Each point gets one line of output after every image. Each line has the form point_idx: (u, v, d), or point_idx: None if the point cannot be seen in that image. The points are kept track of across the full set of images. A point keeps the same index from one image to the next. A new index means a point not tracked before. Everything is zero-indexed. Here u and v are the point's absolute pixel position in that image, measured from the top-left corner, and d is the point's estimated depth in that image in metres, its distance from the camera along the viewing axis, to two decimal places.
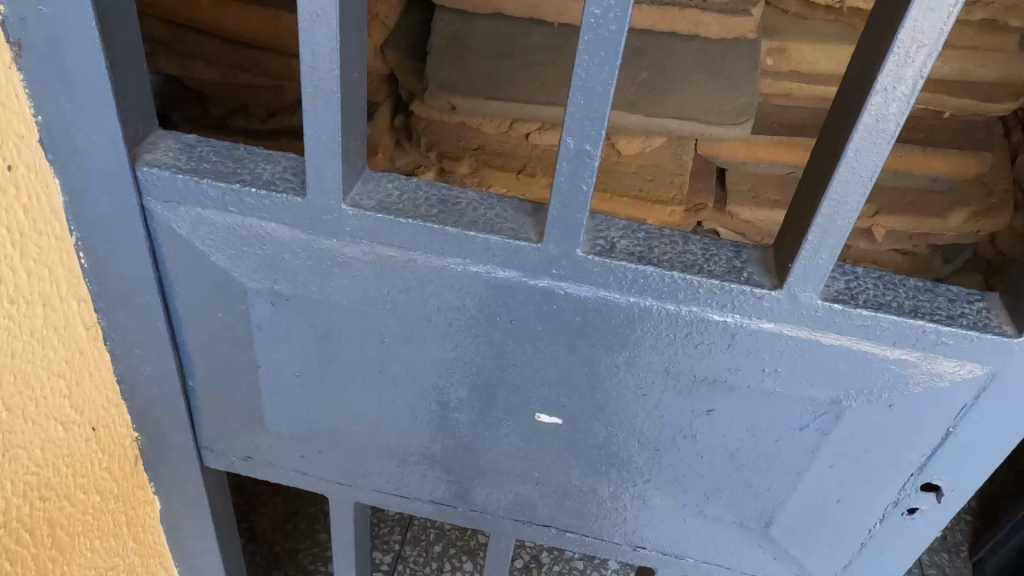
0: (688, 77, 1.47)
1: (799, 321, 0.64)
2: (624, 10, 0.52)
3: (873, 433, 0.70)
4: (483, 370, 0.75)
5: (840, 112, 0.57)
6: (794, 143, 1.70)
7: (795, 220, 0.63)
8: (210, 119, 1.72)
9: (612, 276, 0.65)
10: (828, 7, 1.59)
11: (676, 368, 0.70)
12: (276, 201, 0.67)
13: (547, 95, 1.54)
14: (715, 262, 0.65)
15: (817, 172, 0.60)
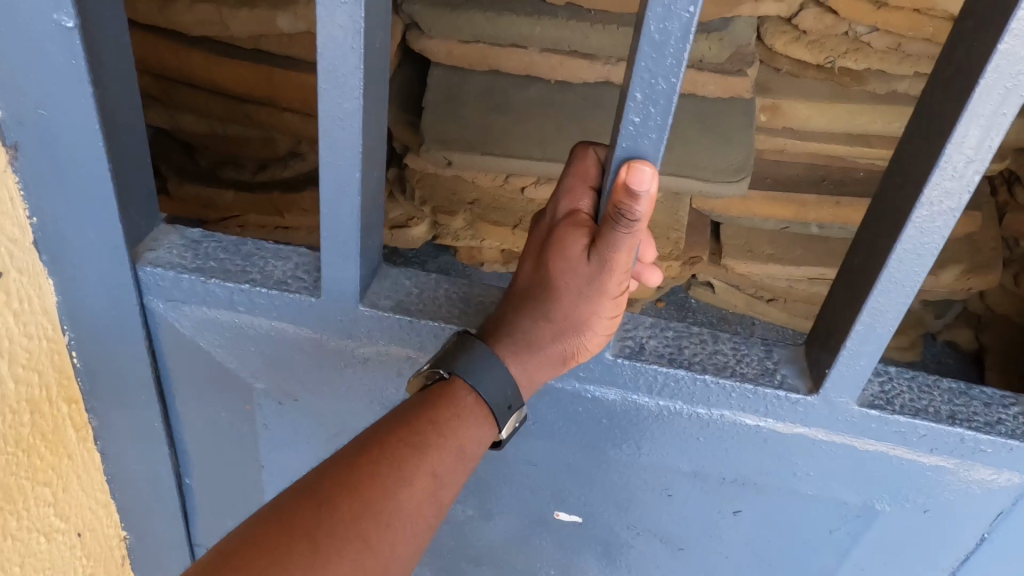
0: (685, 135, 1.48)
1: (834, 425, 0.72)
2: (664, 118, 0.58)
3: (898, 534, 0.79)
4: (512, 473, 0.86)
5: (882, 221, 0.64)
6: (786, 200, 1.74)
7: (833, 322, 0.70)
8: (197, 169, 1.76)
9: (643, 377, 0.74)
10: (819, 66, 1.58)
11: (713, 478, 0.79)
12: (290, 300, 0.75)
13: (545, 152, 1.54)
14: (750, 364, 0.74)
15: (857, 278, 0.67)
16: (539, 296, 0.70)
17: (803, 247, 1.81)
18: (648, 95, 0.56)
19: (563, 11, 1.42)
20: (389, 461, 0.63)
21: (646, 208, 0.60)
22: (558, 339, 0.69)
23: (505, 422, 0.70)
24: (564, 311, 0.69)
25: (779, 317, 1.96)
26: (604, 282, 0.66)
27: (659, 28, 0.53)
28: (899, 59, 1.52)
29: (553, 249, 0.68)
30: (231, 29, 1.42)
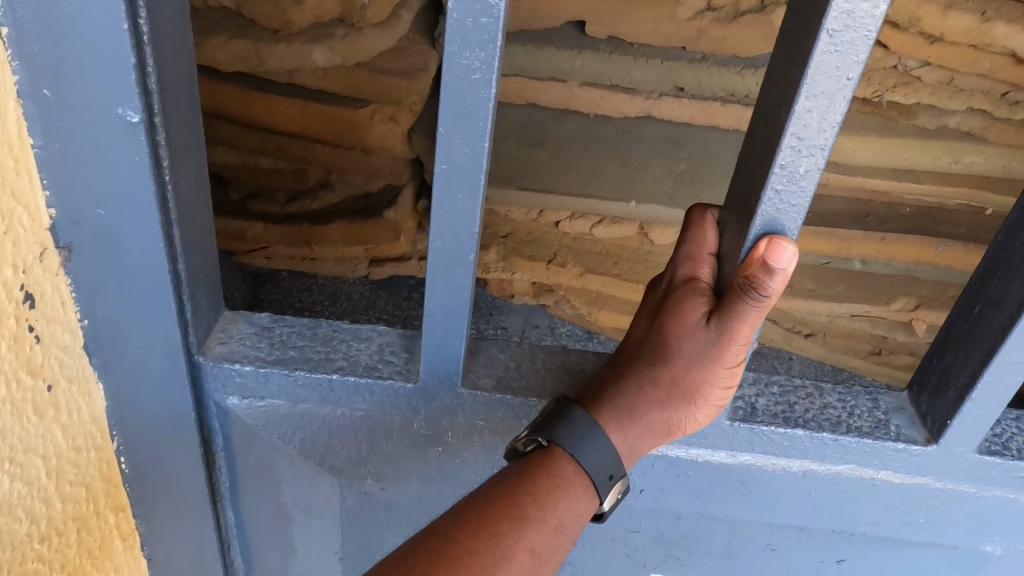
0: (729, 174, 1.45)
1: (955, 471, 0.87)
2: (809, 186, 0.66)
3: (1001, 568, 0.97)
4: (633, 544, 1.01)
5: (996, 303, 0.78)
6: (830, 235, 1.68)
7: (960, 364, 0.82)
8: (229, 203, 1.84)
9: (760, 434, 0.86)
10: (865, 99, 1.54)
11: (816, 531, 0.95)
12: (386, 385, 0.84)
13: (584, 188, 1.51)
14: (864, 418, 0.87)
15: (983, 332, 0.79)
16: (653, 360, 0.78)
17: (845, 283, 1.77)
18: (790, 158, 0.64)
19: (604, 45, 1.37)
20: (493, 534, 0.70)
21: (780, 286, 0.69)
22: (664, 400, 0.77)
23: (604, 492, 0.76)
24: (675, 373, 0.77)
25: (817, 351, 1.93)
26: (719, 350, 0.74)
27: (809, 106, 0.61)
28: (951, 93, 1.49)
29: (676, 312, 0.76)
30: (267, 64, 1.38)
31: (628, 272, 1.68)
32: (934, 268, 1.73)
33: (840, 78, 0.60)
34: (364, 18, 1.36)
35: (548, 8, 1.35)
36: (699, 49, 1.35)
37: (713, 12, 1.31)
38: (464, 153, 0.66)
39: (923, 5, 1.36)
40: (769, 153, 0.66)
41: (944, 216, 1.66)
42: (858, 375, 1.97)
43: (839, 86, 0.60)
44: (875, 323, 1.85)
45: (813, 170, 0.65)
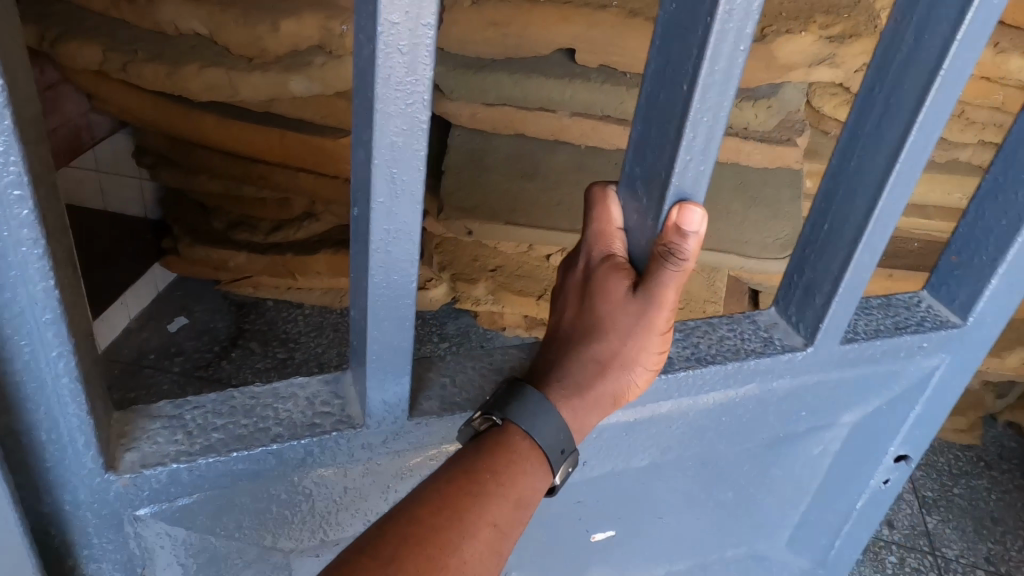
0: (728, 206, 1.38)
1: (825, 365, 0.82)
2: (716, 143, 0.57)
3: (868, 431, 0.93)
4: (551, 515, 0.80)
5: (848, 191, 0.72)
6: None
7: (812, 273, 0.77)
8: (214, 231, 1.83)
9: (680, 382, 0.76)
10: None
11: (727, 446, 0.85)
12: (337, 440, 0.64)
13: (571, 223, 1.42)
14: (753, 339, 0.80)
15: (830, 235, 0.75)
16: (580, 345, 0.64)
17: None
18: (694, 131, 0.55)
19: (596, 74, 1.31)
20: (451, 506, 0.55)
21: (695, 246, 0.58)
22: (604, 385, 0.63)
23: (558, 468, 0.62)
24: (609, 353, 0.63)
25: None
26: (653, 317, 0.61)
27: (714, 71, 0.52)
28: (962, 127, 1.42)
29: (600, 290, 0.63)
30: (241, 95, 1.32)
31: None
32: None
33: (739, 32, 0.51)
34: (343, 46, 1.27)
35: (535, 40, 1.27)
36: None
37: None
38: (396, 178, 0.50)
39: None
40: (670, 127, 0.57)
41: None
42: None
43: (735, 59, 0.52)
44: None
45: (714, 137, 0.56)
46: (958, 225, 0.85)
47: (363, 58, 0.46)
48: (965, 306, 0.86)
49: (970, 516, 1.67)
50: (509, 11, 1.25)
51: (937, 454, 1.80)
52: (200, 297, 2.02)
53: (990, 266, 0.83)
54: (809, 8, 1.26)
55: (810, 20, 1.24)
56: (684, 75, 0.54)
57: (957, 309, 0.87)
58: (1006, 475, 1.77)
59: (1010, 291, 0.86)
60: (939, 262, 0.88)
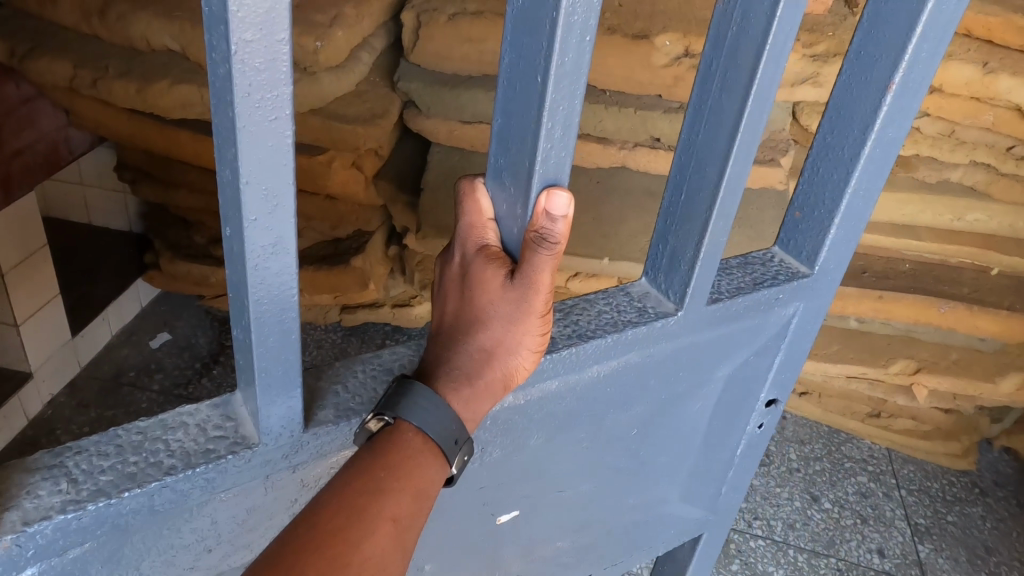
0: None
1: (692, 327, 0.76)
2: (573, 115, 0.52)
3: (739, 384, 0.87)
4: (445, 509, 0.71)
5: (704, 149, 0.65)
6: None
7: (675, 238, 0.70)
8: (194, 246, 1.79)
9: (563, 363, 0.69)
10: None
11: (616, 412, 0.77)
12: (231, 465, 0.55)
13: None
14: (628, 310, 0.73)
15: (688, 196, 0.68)
16: (464, 337, 0.59)
17: (840, 342, 1.64)
18: (553, 119, 0.52)
19: None
20: (349, 507, 0.52)
21: (566, 230, 0.55)
22: (494, 376, 0.60)
23: (454, 459, 0.58)
24: (495, 343, 0.59)
25: (812, 411, 1.84)
26: (532, 302, 0.57)
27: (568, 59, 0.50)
28: (951, 146, 1.43)
29: (476, 282, 0.58)
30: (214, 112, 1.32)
31: None
32: (934, 329, 1.61)
33: (585, 26, 0.49)
34: (316, 62, 1.26)
35: None
36: (675, 97, 1.25)
37: (691, 58, 1.21)
38: (261, 188, 0.44)
39: None
40: (529, 113, 0.53)
41: (946, 272, 1.59)
42: (856, 437, 1.83)
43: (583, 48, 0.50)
44: (873, 386, 1.69)
45: (572, 122, 0.53)
46: (801, 178, 0.77)
47: (222, 77, 0.41)
48: (812, 255, 0.79)
49: (963, 544, 1.63)
50: (486, 27, 1.22)
51: (931, 479, 1.75)
52: (183, 312, 1.98)
53: (830, 220, 0.76)
54: None
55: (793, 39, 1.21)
56: (538, 65, 0.50)
57: (805, 259, 0.80)
58: (1001, 501, 1.73)
59: (854, 239, 0.79)
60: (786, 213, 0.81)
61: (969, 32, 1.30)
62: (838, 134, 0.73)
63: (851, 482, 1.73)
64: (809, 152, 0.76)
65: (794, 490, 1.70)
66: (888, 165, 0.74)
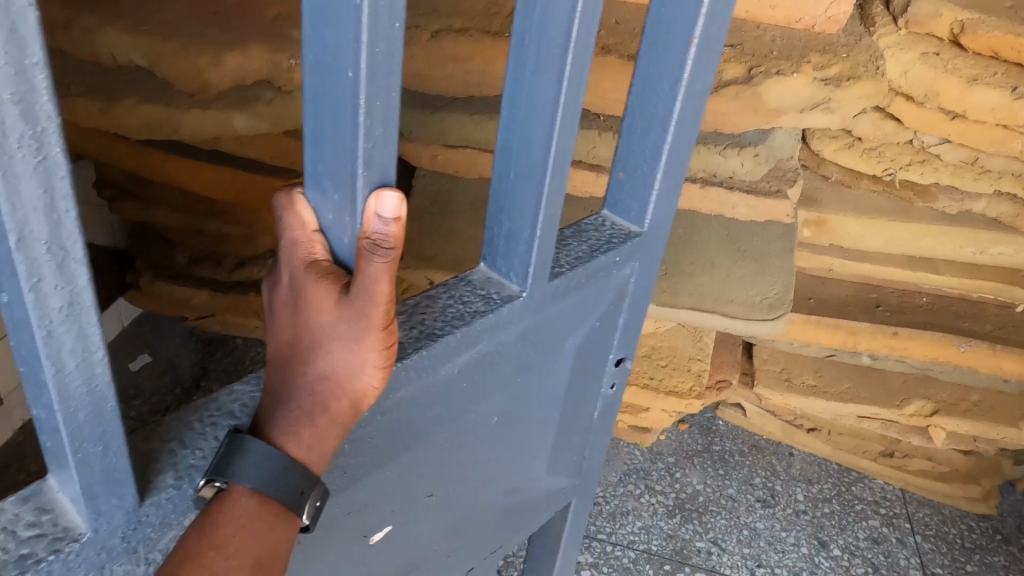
0: (712, 260, 1.25)
1: (542, 308, 0.71)
2: (391, 109, 0.48)
3: (587, 352, 0.84)
4: (310, 543, 0.63)
5: (524, 122, 0.61)
6: (833, 326, 1.46)
7: (510, 223, 0.66)
8: (175, 267, 1.72)
9: (414, 369, 0.61)
10: (875, 177, 1.40)
11: (474, 406, 0.72)
12: (58, 567, 0.47)
13: None
14: (473, 300, 0.66)
15: (516, 175, 0.64)
16: (303, 363, 0.52)
17: (851, 379, 1.55)
18: (370, 115, 0.47)
19: None
20: None
21: (400, 233, 0.48)
22: (342, 403, 0.52)
23: (304, 508, 0.52)
24: (337, 368, 0.52)
25: (821, 449, 1.74)
26: (369, 321, 0.49)
27: (379, 49, 0.44)
28: (974, 174, 1.34)
29: (309, 301, 0.51)
30: (182, 135, 1.23)
31: None
32: (952, 368, 1.50)
33: (392, 9, 0.44)
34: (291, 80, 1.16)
35: (499, 78, 1.16)
36: None
37: None
38: (36, 239, 0.39)
39: (942, 76, 1.20)
40: (342, 109, 0.47)
41: (968, 307, 1.50)
42: (867, 477, 1.73)
43: (394, 35, 0.45)
44: (886, 426, 1.60)
45: (392, 118, 0.48)
46: (620, 137, 0.77)
47: None
48: (641, 212, 0.79)
49: None
50: (472, 46, 1.14)
51: (948, 525, 1.65)
52: (167, 335, 1.92)
53: (655, 174, 0.76)
54: (803, 46, 1.16)
55: (804, 61, 1.13)
56: (347, 57, 0.44)
57: (634, 218, 0.80)
58: None
59: (675, 194, 0.80)
60: (611, 176, 0.79)
61: (997, 54, 1.19)
62: (648, 90, 0.73)
63: (862, 527, 1.63)
64: (625, 111, 0.75)
65: (801, 535, 1.60)
66: (698, 115, 0.75)
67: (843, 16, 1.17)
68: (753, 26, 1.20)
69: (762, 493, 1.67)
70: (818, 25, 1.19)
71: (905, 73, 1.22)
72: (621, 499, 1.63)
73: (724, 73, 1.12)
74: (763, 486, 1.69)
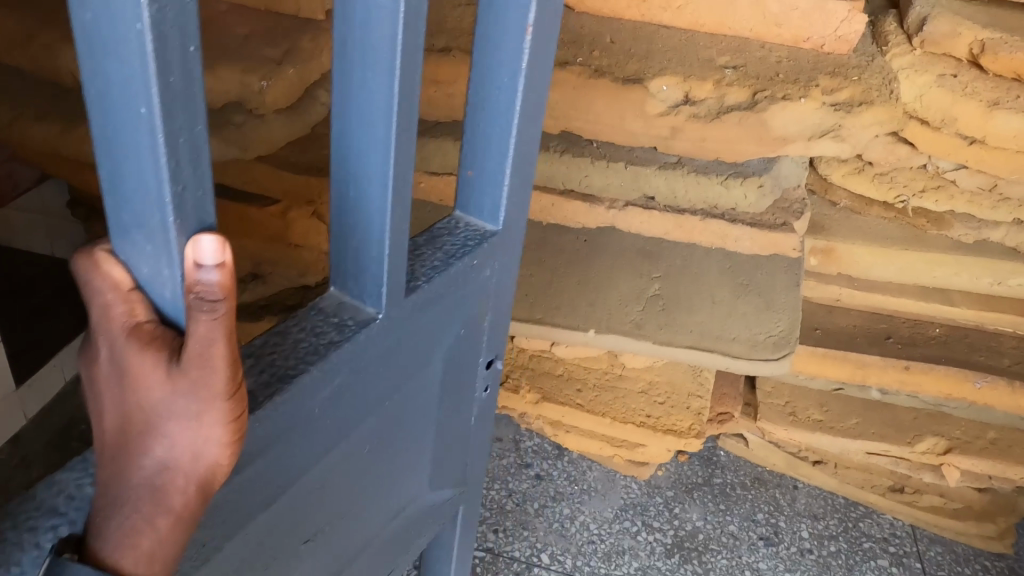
0: (713, 294, 1.17)
1: (402, 325, 0.65)
2: (200, 142, 0.40)
3: (455, 360, 0.79)
4: None
5: (356, 125, 0.54)
6: (840, 358, 1.39)
7: (357, 243, 0.59)
8: None
9: (270, 418, 0.54)
10: (886, 204, 1.32)
11: (337, 443, 0.66)
12: None
13: (531, 310, 1.18)
14: (326, 328, 0.59)
15: (354, 190, 0.57)
16: (135, 449, 0.45)
17: (860, 414, 1.47)
18: (172, 152, 0.39)
19: (556, 142, 1.12)
20: None
21: (228, 279, 0.41)
22: (187, 488, 0.46)
23: None
24: (176, 449, 0.45)
25: (827, 483, 1.66)
26: (208, 390, 0.43)
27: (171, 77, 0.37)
28: (993, 202, 1.25)
29: (134, 376, 0.44)
30: None
31: (597, 400, 1.35)
32: (967, 405, 1.42)
33: (184, 31, 0.37)
34: (263, 103, 1.09)
35: None
36: (674, 150, 1.08)
37: (690, 106, 1.05)
38: None
39: (960, 101, 1.12)
40: (139, 148, 0.39)
41: (983, 340, 1.42)
42: (875, 512, 1.65)
43: (188, 57, 0.37)
44: (895, 462, 1.49)
45: (202, 153, 0.41)
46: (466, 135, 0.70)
47: None
48: (495, 209, 0.74)
49: None
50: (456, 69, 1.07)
51: (960, 564, 1.57)
52: None
53: (503, 173, 0.71)
54: (810, 67, 1.08)
55: (812, 84, 1.05)
56: (138, 90, 0.37)
57: (489, 214, 0.74)
58: None
59: (528, 187, 0.75)
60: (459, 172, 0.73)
61: (1020, 76, 1.11)
62: (484, 83, 0.67)
63: (870, 567, 1.55)
64: (468, 106, 0.69)
65: None
66: (539, 105, 0.70)
67: (854, 36, 1.09)
68: (759, 44, 1.12)
69: (764, 531, 1.60)
70: (826, 45, 1.11)
71: (921, 96, 1.14)
72: (617, 537, 1.56)
73: (726, 98, 1.04)
74: (766, 523, 1.61)
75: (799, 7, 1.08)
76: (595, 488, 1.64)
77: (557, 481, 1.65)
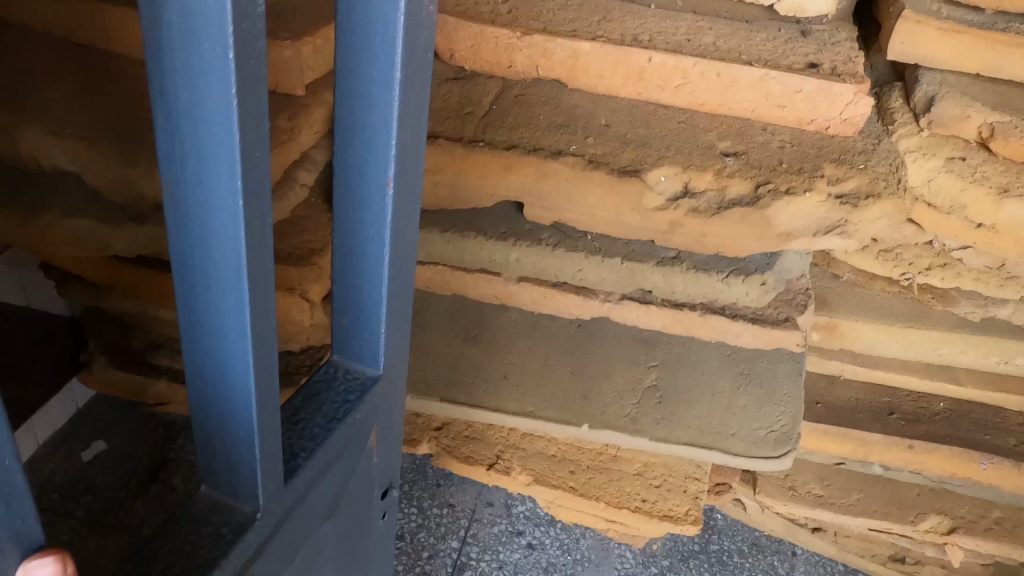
0: (714, 385, 1.12)
1: (284, 507, 0.65)
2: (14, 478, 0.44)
3: (350, 505, 0.79)
4: None
5: (209, 337, 0.54)
6: (842, 436, 1.34)
7: (227, 442, 0.59)
8: None
9: None
10: (889, 279, 1.28)
11: None
12: None
13: (522, 403, 1.12)
14: (201, 541, 0.59)
15: (215, 394, 0.57)
16: None
17: (861, 490, 1.42)
18: None
19: (547, 234, 1.07)
20: None
21: None
22: None
23: None
24: None
25: (826, 550, 1.60)
26: None
27: None
28: (999, 280, 1.18)
29: None
30: (115, 249, 1.07)
31: (593, 485, 1.29)
32: (972, 483, 1.38)
33: None
34: None
35: (473, 192, 1.04)
36: (672, 244, 1.03)
37: (690, 199, 1.00)
38: None
39: (968, 188, 1.08)
40: None
41: (990, 416, 1.37)
42: None
43: None
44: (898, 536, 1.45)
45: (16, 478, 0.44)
46: (334, 285, 0.70)
47: None
48: (372, 356, 0.74)
49: None
50: (442, 158, 1.02)
51: None
52: None
53: (378, 321, 0.72)
54: (815, 155, 1.03)
55: (816, 175, 1.00)
56: None
57: (367, 361, 0.75)
58: None
59: (404, 324, 0.76)
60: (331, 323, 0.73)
61: None
62: (352, 238, 0.67)
63: None
64: (335, 260, 0.69)
65: None
66: (408, 251, 0.72)
67: (860, 118, 1.03)
68: (761, 126, 1.06)
69: None
70: (832, 127, 1.05)
71: (929, 180, 1.10)
72: None
73: (728, 190, 1.00)
74: None
75: (802, 90, 1.01)
76: (589, 557, 1.59)
77: (549, 551, 1.60)
